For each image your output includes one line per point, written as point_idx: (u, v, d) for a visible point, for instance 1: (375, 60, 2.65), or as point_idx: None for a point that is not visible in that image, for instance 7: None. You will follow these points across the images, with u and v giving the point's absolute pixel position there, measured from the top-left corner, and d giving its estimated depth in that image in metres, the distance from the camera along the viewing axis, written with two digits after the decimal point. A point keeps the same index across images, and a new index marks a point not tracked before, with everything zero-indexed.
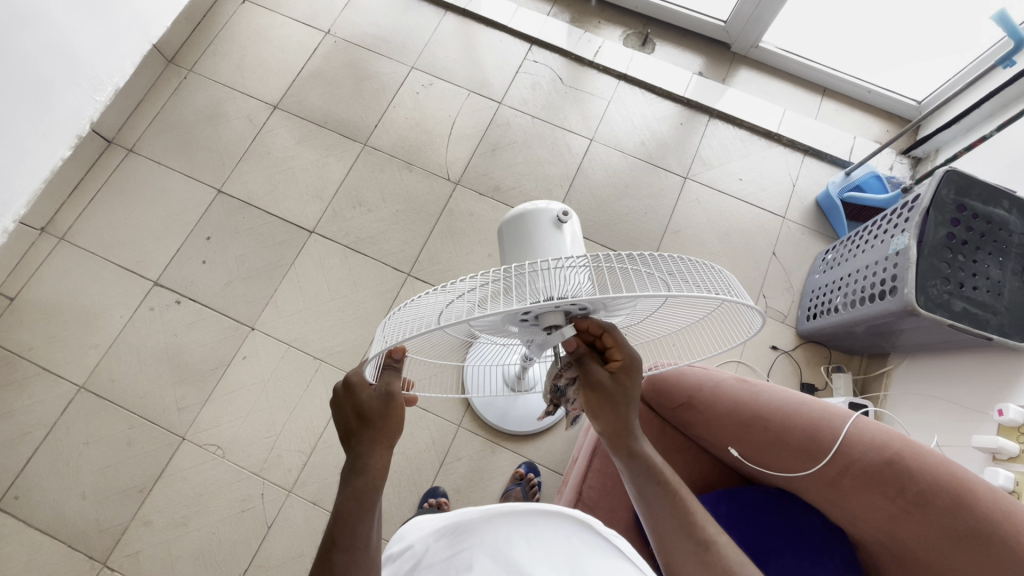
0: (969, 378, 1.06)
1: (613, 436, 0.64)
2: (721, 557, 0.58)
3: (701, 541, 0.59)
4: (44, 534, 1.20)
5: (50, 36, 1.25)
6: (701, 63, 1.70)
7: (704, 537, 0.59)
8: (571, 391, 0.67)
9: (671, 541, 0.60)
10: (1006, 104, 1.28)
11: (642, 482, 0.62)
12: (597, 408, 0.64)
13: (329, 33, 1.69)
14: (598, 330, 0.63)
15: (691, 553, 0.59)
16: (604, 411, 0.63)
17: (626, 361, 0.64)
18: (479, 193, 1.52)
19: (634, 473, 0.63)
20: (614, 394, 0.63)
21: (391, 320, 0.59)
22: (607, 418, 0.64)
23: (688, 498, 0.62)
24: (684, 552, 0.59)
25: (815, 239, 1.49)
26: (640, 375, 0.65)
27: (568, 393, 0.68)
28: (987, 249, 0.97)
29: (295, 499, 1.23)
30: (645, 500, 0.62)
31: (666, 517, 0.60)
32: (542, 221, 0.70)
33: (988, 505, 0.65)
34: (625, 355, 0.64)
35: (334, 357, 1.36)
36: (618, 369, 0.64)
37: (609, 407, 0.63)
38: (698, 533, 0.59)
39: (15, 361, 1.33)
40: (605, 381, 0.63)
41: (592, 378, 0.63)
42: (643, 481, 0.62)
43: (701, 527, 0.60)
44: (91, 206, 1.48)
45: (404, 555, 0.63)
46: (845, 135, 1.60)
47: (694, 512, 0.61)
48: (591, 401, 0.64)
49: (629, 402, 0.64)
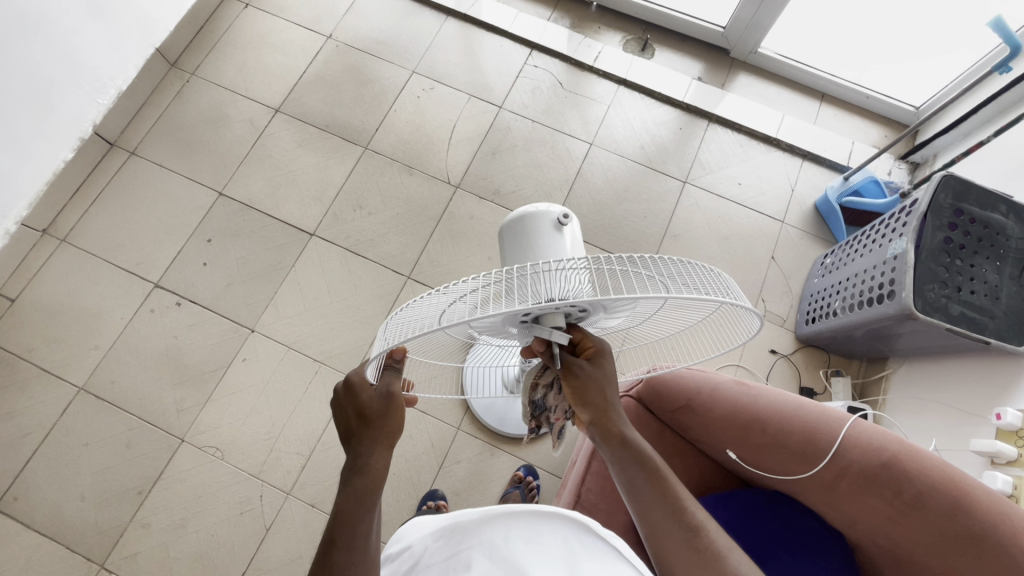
0: (968, 382, 1.07)
1: (599, 424, 0.65)
2: (709, 542, 0.58)
3: (690, 528, 0.59)
4: (42, 535, 1.20)
5: (54, 38, 1.26)
6: (700, 68, 1.71)
7: (693, 523, 0.60)
8: (550, 397, 0.72)
9: (661, 529, 0.60)
10: (1005, 110, 1.29)
11: (630, 469, 0.63)
12: (581, 393, 0.65)
13: (331, 37, 1.71)
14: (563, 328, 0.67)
15: (681, 540, 0.59)
16: (587, 397, 0.65)
17: (597, 346, 0.66)
18: (480, 196, 1.52)
19: (622, 461, 0.64)
20: (594, 378, 0.65)
21: (392, 322, 0.59)
22: (591, 404, 0.65)
23: (675, 485, 0.62)
24: (675, 539, 0.59)
25: (814, 243, 1.49)
26: (612, 357, 0.67)
27: (547, 400, 0.72)
28: (984, 253, 0.97)
29: (294, 501, 1.23)
30: (633, 490, 0.63)
31: (656, 506, 0.61)
32: (543, 223, 0.70)
33: (986, 508, 0.65)
34: (595, 341, 0.67)
35: (334, 359, 1.36)
36: (592, 356, 0.66)
37: (591, 392, 0.65)
38: (687, 518, 0.60)
39: (15, 362, 1.34)
40: (581, 369, 0.65)
41: (570, 368, 0.65)
42: (632, 468, 0.63)
43: (690, 513, 0.60)
44: (92, 209, 1.49)
45: (403, 555, 0.64)
46: (843, 141, 1.61)
47: (683, 499, 0.61)
48: (574, 389, 0.66)
49: (609, 384, 0.66)
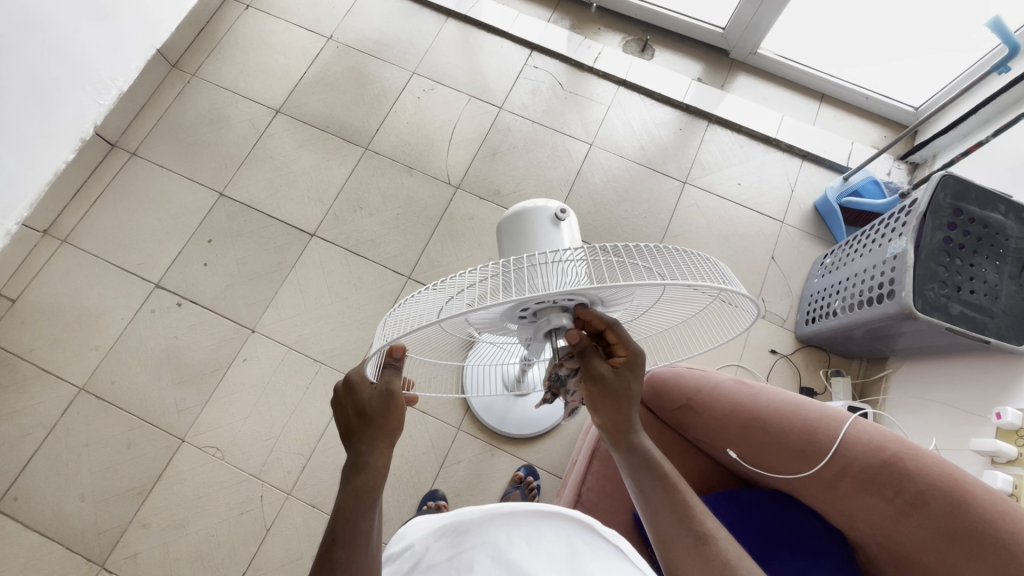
0: (967, 382, 1.07)
1: (612, 431, 0.64)
2: (718, 550, 0.59)
3: (700, 536, 0.59)
4: (41, 535, 1.19)
5: (58, 40, 1.29)
6: (700, 69, 1.71)
7: (702, 531, 0.60)
8: (572, 381, 0.66)
9: (671, 537, 0.60)
10: (1003, 110, 1.29)
11: (641, 476, 0.62)
12: (598, 400, 0.64)
13: (331, 38, 1.71)
14: (601, 324, 0.63)
15: (689, 548, 0.59)
16: (604, 404, 0.63)
17: (631, 357, 0.65)
18: (480, 196, 1.53)
19: (632, 468, 0.63)
20: (617, 387, 0.63)
21: (390, 319, 0.59)
22: (608, 411, 0.63)
23: (685, 492, 0.62)
24: (683, 547, 0.60)
25: (814, 243, 1.50)
26: (642, 371, 0.66)
27: (568, 382, 0.67)
28: (984, 252, 0.97)
29: (294, 501, 1.23)
30: (643, 497, 0.62)
31: (666, 514, 0.61)
32: (540, 219, 0.70)
33: (984, 505, 0.65)
34: (630, 350, 0.65)
35: (335, 359, 1.36)
36: (621, 364, 0.65)
37: (609, 400, 0.63)
38: (695, 526, 0.60)
39: (15, 363, 1.34)
40: (608, 374, 0.63)
41: (598, 369, 0.63)
42: (640, 475, 0.62)
43: (699, 521, 0.60)
44: (93, 209, 1.49)
45: (404, 555, 0.63)
46: (843, 141, 1.61)
47: (693, 507, 0.61)
48: (592, 393, 0.64)
49: (630, 396, 0.64)
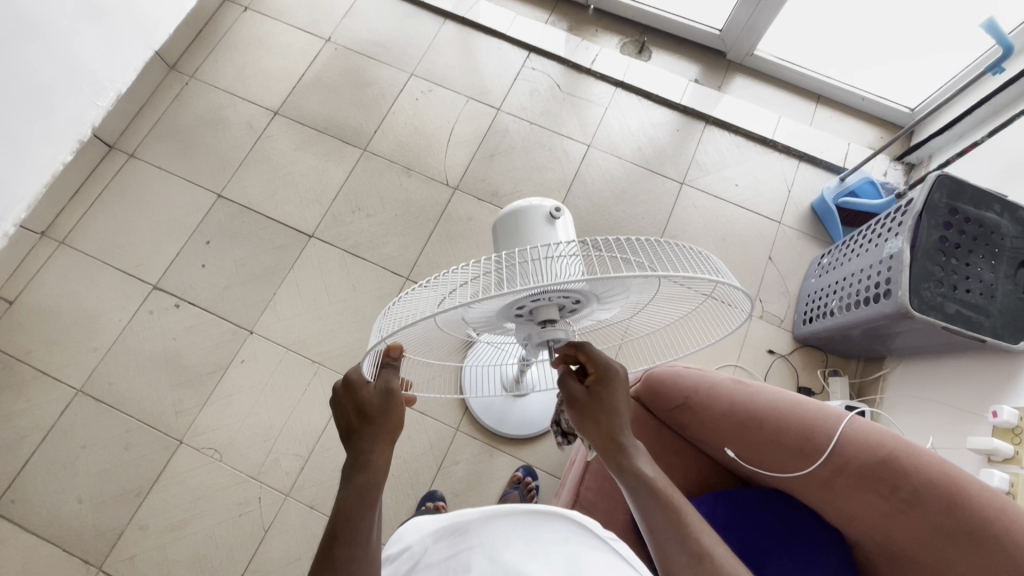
0: (962, 380, 1.07)
1: (602, 448, 0.64)
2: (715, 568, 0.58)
3: (694, 551, 0.58)
4: (38, 538, 1.19)
5: (57, 43, 1.28)
6: (697, 71, 1.72)
7: (699, 548, 0.58)
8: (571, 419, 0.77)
9: (669, 552, 0.59)
10: (997, 111, 1.30)
11: (637, 494, 0.61)
12: (580, 421, 0.66)
13: (329, 40, 1.71)
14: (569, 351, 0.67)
15: (685, 564, 0.58)
16: (587, 421, 0.65)
17: (600, 372, 0.65)
18: (479, 198, 1.53)
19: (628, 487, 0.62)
20: (590, 404, 0.65)
21: (385, 318, 0.59)
22: (590, 431, 0.65)
23: (683, 510, 0.60)
24: (682, 563, 0.59)
25: (810, 244, 1.50)
26: (619, 384, 0.65)
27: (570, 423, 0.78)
28: (979, 252, 0.98)
29: (292, 503, 1.22)
30: (641, 513, 0.61)
31: (663, 530, 0.60)
32: (535, 217, 0.70)
33: (983, 504, 0.65)
34: (598, 366, 0.65)
35: (334, 360, 1.36)
36: (595, 381, 0.66)
37: (590, 419, 0.65)
38: (692, 544, 0.59)
39: (13, 365, 1.33)
40: (578, 393, 0.65)
41: (569, 393, 0.66)
42: (636, 491, 0.61)
43: (695, 539, 0.59)
44: (92, 211, 1.49)
45: (403, 556, 0.63)
46: (839, 141, 1.62)
47: (690, 524, 0.60)
48: (574, 415, 0.66)
49: (610, 411, 0.64)
